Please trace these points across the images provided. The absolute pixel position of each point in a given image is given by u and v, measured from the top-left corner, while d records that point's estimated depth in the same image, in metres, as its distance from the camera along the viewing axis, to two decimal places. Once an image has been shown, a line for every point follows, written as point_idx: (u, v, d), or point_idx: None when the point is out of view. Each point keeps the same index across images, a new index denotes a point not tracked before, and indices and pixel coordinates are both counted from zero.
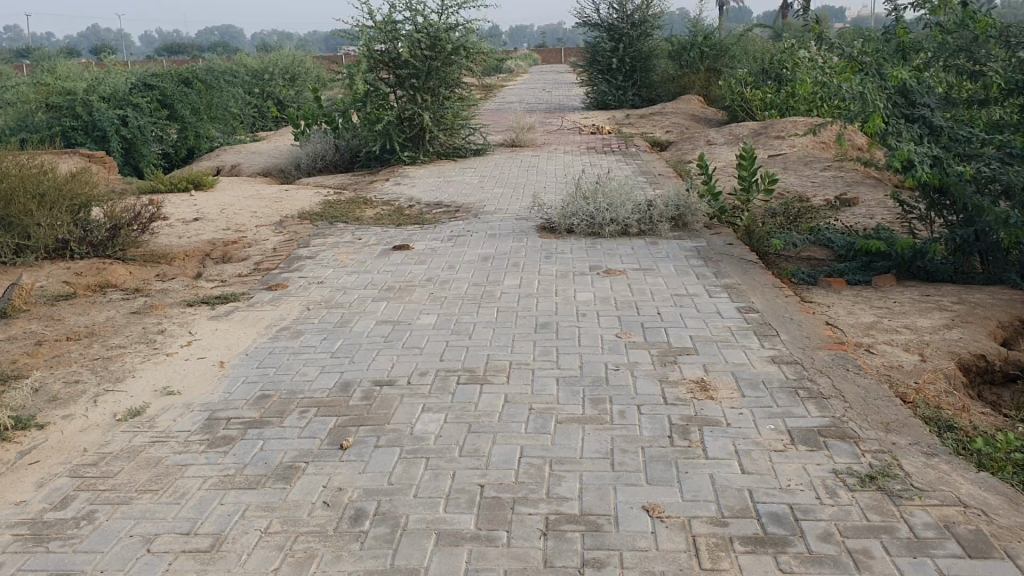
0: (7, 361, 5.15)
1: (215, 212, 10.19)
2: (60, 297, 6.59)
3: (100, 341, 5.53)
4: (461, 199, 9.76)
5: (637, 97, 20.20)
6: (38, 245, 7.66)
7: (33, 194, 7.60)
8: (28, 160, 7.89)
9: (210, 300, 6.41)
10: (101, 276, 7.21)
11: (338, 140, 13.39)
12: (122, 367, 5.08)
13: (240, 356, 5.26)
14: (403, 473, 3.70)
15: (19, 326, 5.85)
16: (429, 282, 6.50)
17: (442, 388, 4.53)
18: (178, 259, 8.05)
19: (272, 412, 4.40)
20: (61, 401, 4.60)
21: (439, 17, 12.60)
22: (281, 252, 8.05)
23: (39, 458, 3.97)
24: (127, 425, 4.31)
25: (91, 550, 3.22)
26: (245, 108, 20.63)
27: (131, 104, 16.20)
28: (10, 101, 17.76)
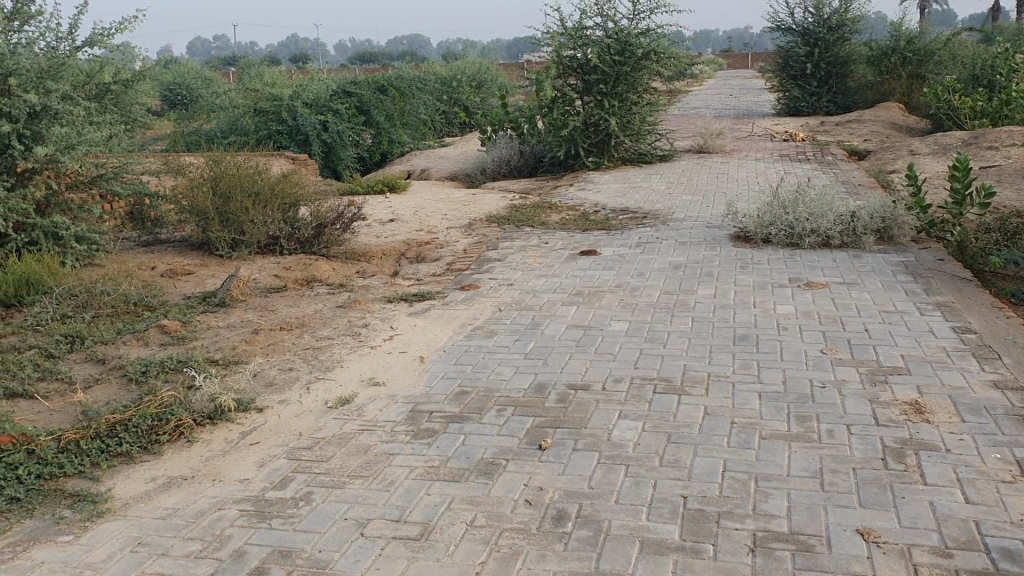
0: (228, 346, 5.53)
1: (408, 213, 10.58)
2: (272, 289, 7.01)
3: (311, 332, 5.85)
4: (649, 205, 9.68)
5: (831, 104, 19.38)
6: (251, 240, 8.25)
7: (247, 193, 8.16)
8: (245, 162, 8.47)
9: (409, 297, 6.65)
10: (308, 271, 7.63)
11: (523, 145, 13.63)
12: (331, 357, 5.35)
13: (439, 352, 5.42)
14: (603, 477, 3.70)
15: (237, 315, 6.26)
16: (620, 289, 6.49)
17: (638, 396, 4.50)
18: (376, 257, 8.40)
19: (471, 408, 4.50)
20: (277, 386, 4.89)
21: (630, 22, 12.57)
22: (471, 253, 8.25)
23: (260, 439, 4.23)
24: (338, 412, 4.54)
25: (310, 530, 3.39)
26: (434, 114, 21.36)
27: (331, 109, 17.18)
28: (222, 105, 19.14)
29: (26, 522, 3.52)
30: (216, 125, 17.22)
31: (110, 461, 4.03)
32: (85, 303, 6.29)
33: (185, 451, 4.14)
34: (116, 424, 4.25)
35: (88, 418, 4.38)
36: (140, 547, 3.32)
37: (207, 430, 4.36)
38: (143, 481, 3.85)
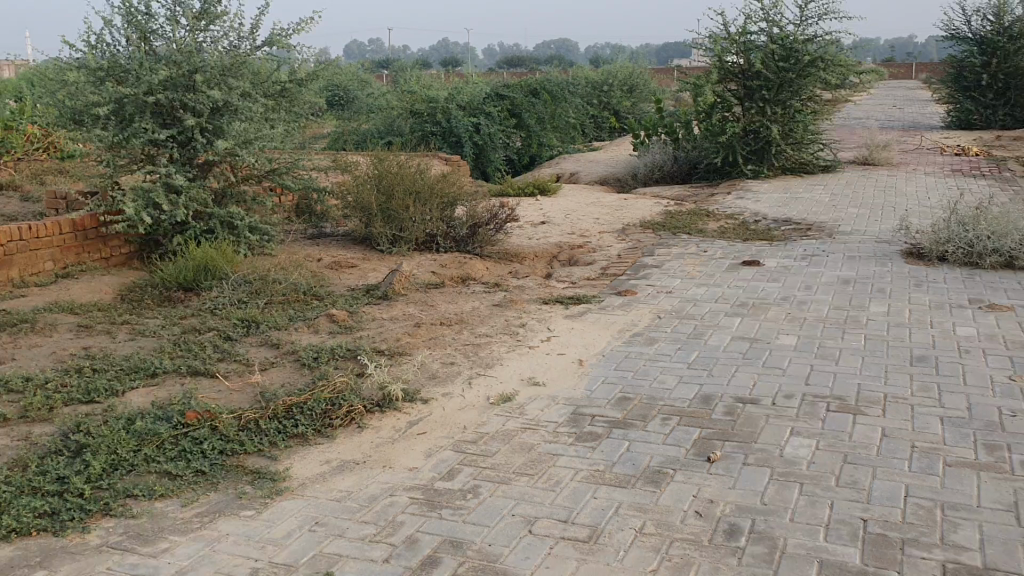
0: (392, 338, 5.66)
1: (561, 216, 10.61)
2: (432, 285, 7.15)
3: (470, 329, 5.94)
4: (811, 216, 9.36)
5: (1008, 117, 18.25)
6: (410, 237, 8.44)
7: (408, 191, 8.37)
8: (407, 161, 8.70)
9: (565, 300, 6.65)
10: (464, 269, 7.76)
11: (677, 151, 13.43)
12: (491, 355, 5.41)
13: (599, 356, 5.39)
14: (777, 494, 3.58)
15: (399, 308, 6.42)
16: (785, 302, 6.28)
17: (811, 413, 4.34)
18: (529, 258, 8.45)
19: (635, 415, 4.45)
20: (440, 379, 4.98)
21: (797, 27, 12.21)
22: (626, 259, 8.18)
23: (426, 430, 4.31)
24: (501, 409, 4.58)
25: (479, 523, 3.43)
26: (585, 119, 21.41)
27: (483, 112, 17.43)
28: (379, 106, 19.75)
29: (211, 493, 3.65)
30: (372, 126, 17.82)
31: (286, 441, 4.16)
32: (259, 291, 6.57)
33: (356, 436, 4.26)
34: (292, 406, 4.41)
35: (265, 399, 4.54)
36: (318, 527, 3.42)
37: (376, 418, 4.47)
38: (318, 463, 3.97)
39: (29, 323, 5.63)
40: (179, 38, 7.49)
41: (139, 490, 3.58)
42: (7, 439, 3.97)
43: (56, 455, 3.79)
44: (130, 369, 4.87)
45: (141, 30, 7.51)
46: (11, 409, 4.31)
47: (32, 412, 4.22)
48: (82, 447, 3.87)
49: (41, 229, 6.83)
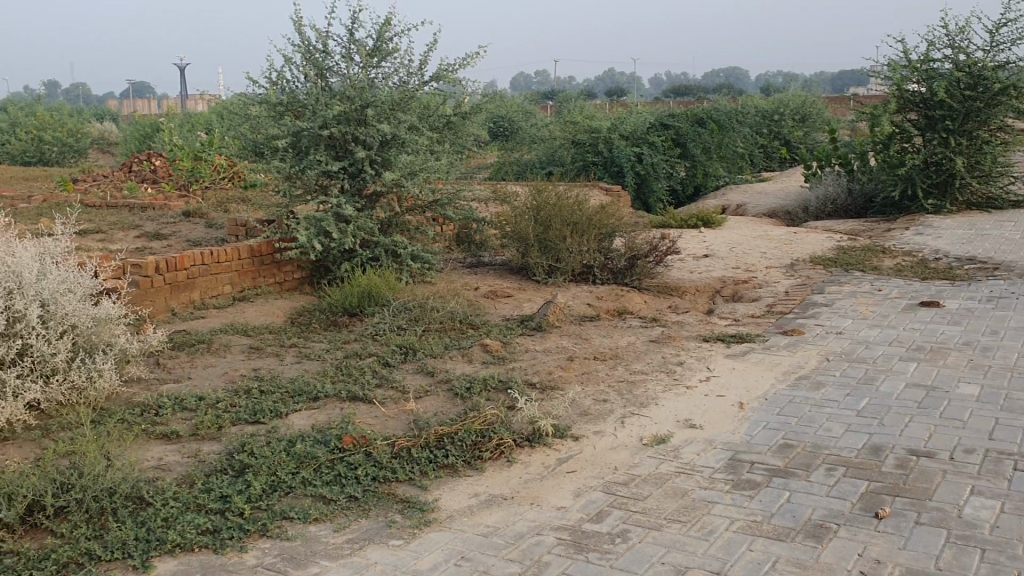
0: (545, 371, 5.63)
1: (725, 249, 10.34)
2: (588, 318, 7.09)
3: (625, 365, 5.82)
4: (1000, 255, 8.71)
5: None
6: (567, 268, 8.42)
7: (567, 222, 8.37)
8: (566, 192, 8.69)
9: (726, 338, 6.43)
10: (621, 303, 7.65)
11: (851, 184, 12.84)
12: (646, 393, 5.27)
13: (759, 399, 5.16)
14: (954, 560, 3.28)
15: (554, 341, 6.39)
16: (968, 348, 5.83)
17: (995, 471, 3.98)
18: (690, 292, 8.25)
19: (797, 464, 4.21)
20: (593, 417, 4.89)
21: (986, 54, 11.46)
22: (793, 296, 7.85)
23: (576, 468, 4.24)
24: (654, 451, 4.44)
25: (626, 569, 3.31)
26: (753, 149, 20.91)
27: (647, 142, 17.30)
28: (544, 136, 19.98)
29: (362, 520, 3.70)
30: (535, 155, 18.15)
31: (437, 471, 4.18)
32: (418, 318, 6.68)
33: (505, 471, 4.23)
34: (443, 437, 4.44)
35: (419, 427, 4.59)
36: (463, 562, 3.40)
37: (526, 452, 4.43)
38: (466, 496, 3.96)
39: (205, 343, 5.95)
40: (353, 74, 7.79)
41: (295, 513, 3.67)
42: (178, 455, 4.18)
43: (221, 473, 3.95)
44: (294, 392, 5.03)
45: (318, 67, 7.85)
46: (183, 426, 4.53)
47: (202, 430, 4.42)
48: (244, 466, 4.02)
49: (221, 254, 7.19)
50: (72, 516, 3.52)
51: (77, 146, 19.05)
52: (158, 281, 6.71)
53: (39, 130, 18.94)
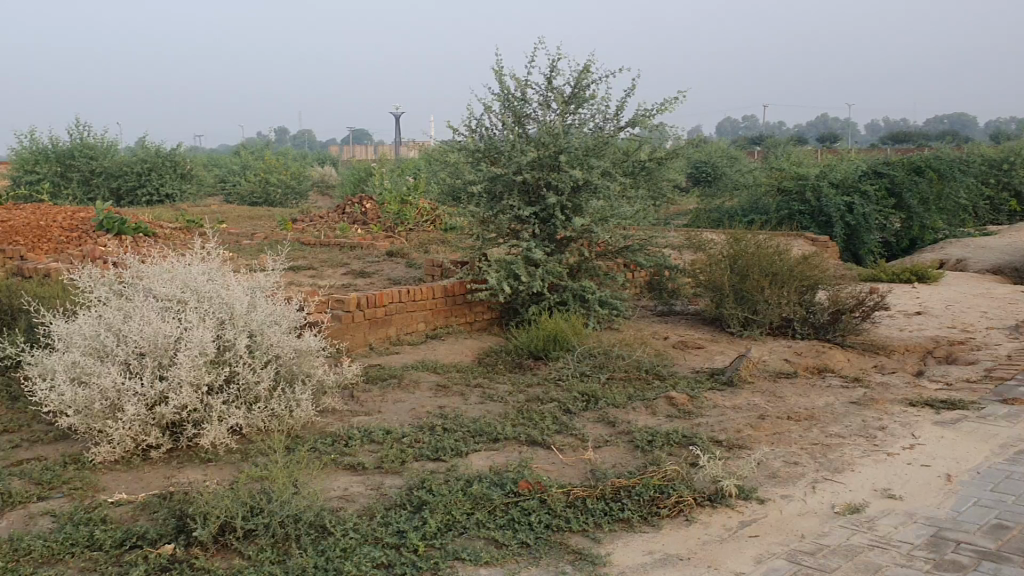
0: (733, 428, 5.40)
1: (940, 307, 9.62)
2: (783, 375, 6.77)
3: (820, 427, 5.49)
4: None
5: None
6: (764, 320, 8.08)
7: (765, 272, 8.10)
8: (766, 241, 8.41)
9: (936, 403, 5.94)
10: (821, 360, 7.27)
11: None
12: (842, 458, 4.94)
13: (972, 473, 4.71)
14: None
15: (745, 396, 6.14)
16: None
17: None
18: (898, 351, 7.71)
19: (1012, 548, 3.79)
20: (781, 480, 4.63)
21: None
22: (1017, 361, 7.17)
23: (759, 533, 4.01)
24: (846, 521, 4.14)
25: None
26: (978, 200, 19.46)
27: (858, 191, 16.48)
28: (747, 183, 19.50)
29: (533, 567, 3.65)
30: (738, 203, 17.77)
31: (612, 524, 4.07)
32: (603, 365, 6.60)
33: (683, 530, 4.06)
34: (620, 489, 4.34)
35: (596, 477, 4.51)
36: None
37: (707, 512, 4.25)
38: (641, 552, 3.83)
39: (396, 378, 6.15)
40: (549, 120, 7.89)
41: (467, 554, 3.68)
42: (362, 486, 4.31)
43: (400, 508, 4.04)
44: (475, 432, 5.08)
45: (517, 114, 8.04)
46: (369, 458, 4.68)
47: (386, 463, 4.55)
48: (422, 503, 4.08)
49: (417, 293, 7.42)
50: (259, 539, 3.71)
51: (299, 188, 20.43)
52: (359, 316, 7.01)
53: (268, 173, 20.53)
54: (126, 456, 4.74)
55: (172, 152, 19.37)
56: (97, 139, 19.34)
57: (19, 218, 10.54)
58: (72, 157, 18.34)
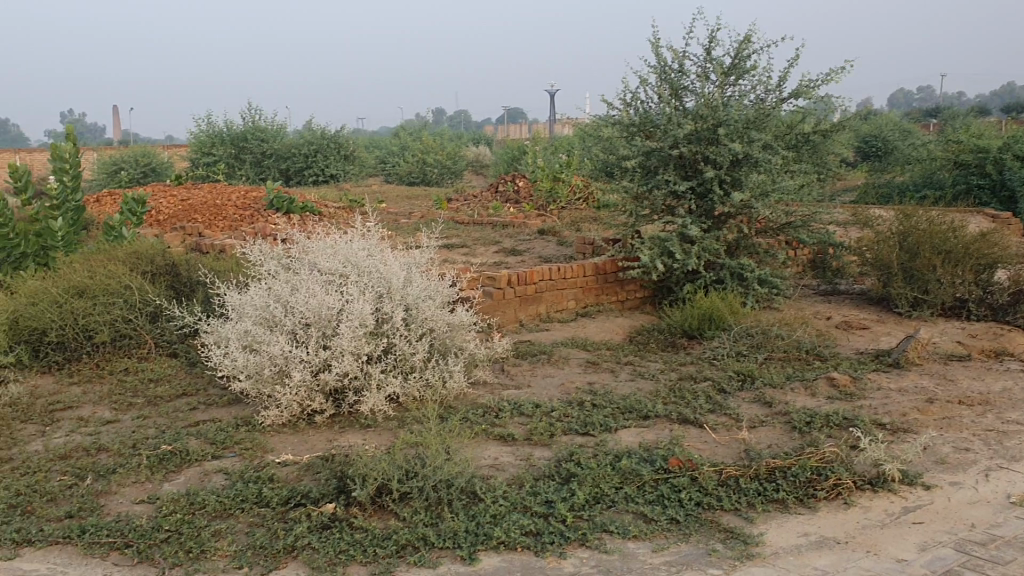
0: (898, 411, 5.14)
1: None
2: (954, 357, 6.39)
3: (996, 413, 5.15)
4: None
5: None
6: (936, 300, 7.62)
7: (938, 249, 7.66)
8: (939, 217, 7.96)
9: None
10: (998, 342, 6.81)
11: None
12: (1019, 446, 4.62)
13: None
14: None
15: (912, 379, 5.83)
16: None
17: None
18: None
19: None
20: (950, 466, 4.38)
21: None
22: None
23: (924, 520, 3.82)
24: (1023, 512, 3.88)
25: None
26: None
27: None
28: (920, 157, 18.40)
29: (682, 544, 3.61)
30: (909, 178, 16.82)
31: (765, 504, 3.97)
32: (760, 345, 6.40)
33: (841, 513, 3.91)
34: (775, 469, 4.23)
35: (749, 457, 4.40)
36: None
37: (867, 496, 4.07)
38: (795, 533, 3.72)
39: (546, 354, 6.19)
40: (708, 93, 7.64)
41: (615, 527, 3.68)
42: (512, 456, 4.38)
43: (549, 479, 4.07)
44: (625, 408, 5.05)
45: (674, 87, 7.78)
46: (519, 430, 4.74)
47: (536, 436, 4.59)
48: (570, 475, 4.11)
49: (568, 271, 7.38)
50: (414, 502, 3.83)
51: (454, 168, 20.82)
52: (509, 294, 7.01)
53: (426, 153, 21.02)
54: (292, 420, 5.00)
55: (336, 134, 20.12)
56: (268, 122, 20.33)
57: (197, 197, 11.23)
58: (245, 140, 19.36)
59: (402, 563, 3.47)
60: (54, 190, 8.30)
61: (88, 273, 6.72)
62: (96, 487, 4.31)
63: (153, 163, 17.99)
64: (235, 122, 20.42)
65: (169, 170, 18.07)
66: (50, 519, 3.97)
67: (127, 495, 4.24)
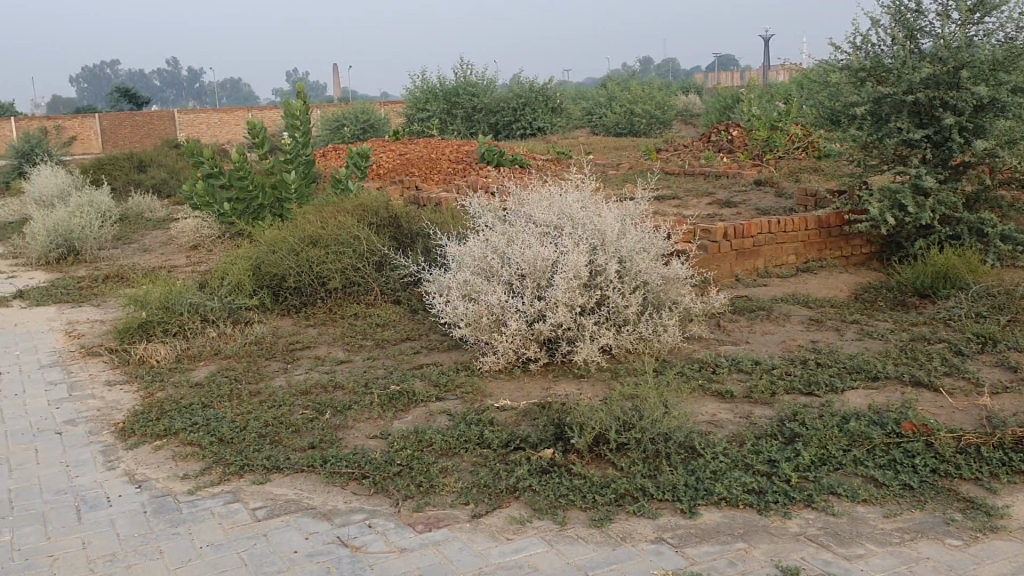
0: None
1: None
2: None
3: None
4: None
5: None
6: None
7: None
8: None
9: None
10: None
11: None
12: None
13: None
14: None
15: None
16: None
17: None
18: None
19: None
20: None
21: None
22: None
23: None
24: None
25: None
26: None
27: None
28: None
29: (916, 511, 3.42)
30: None
31: (1011, 476, 3.68)
32: (1003, 305, 5.90)
33: None
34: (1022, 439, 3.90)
35: (992, 425, 4.08)
36: None
37: None
38: None
39: (765, 310, 5.99)
40: (948, 33, 7.03)
41: (843, 490, 3.54)
42: (731, 414, 4.29)
43: (771, 439, 3.97)
44: (852, 368, 4.82)
45: (909, 28, 7.22)
46: (739, 387, 4.64)
47: (756, 394, 4.48)
48: (794, 435, 3.98)
49: (788, 224, 7.10)
50: (631, 453, 3.85)
51: (664, 118, 20.41)
52: (725, 247, 6.82)
53: (633, 104, 20.77)
54: (508, 366, 5.11)
55: (544, 86, 20.20)
56: (479, 77, 20.74)
57: (415, 151, 11.67)
58: (457, 95, 19.89)
59: (622, 512, 3.51)
60: (286, 144, 8.82)
61: (321, 223, 7.17)
62: (334, 421, 4.62)
63: (371, 120, 18.79)
64: (448, 78, 20.98)
65: (387, 126, 18.81)
66: (295, 448, 4.31)
67: (361, 431, 4.52)
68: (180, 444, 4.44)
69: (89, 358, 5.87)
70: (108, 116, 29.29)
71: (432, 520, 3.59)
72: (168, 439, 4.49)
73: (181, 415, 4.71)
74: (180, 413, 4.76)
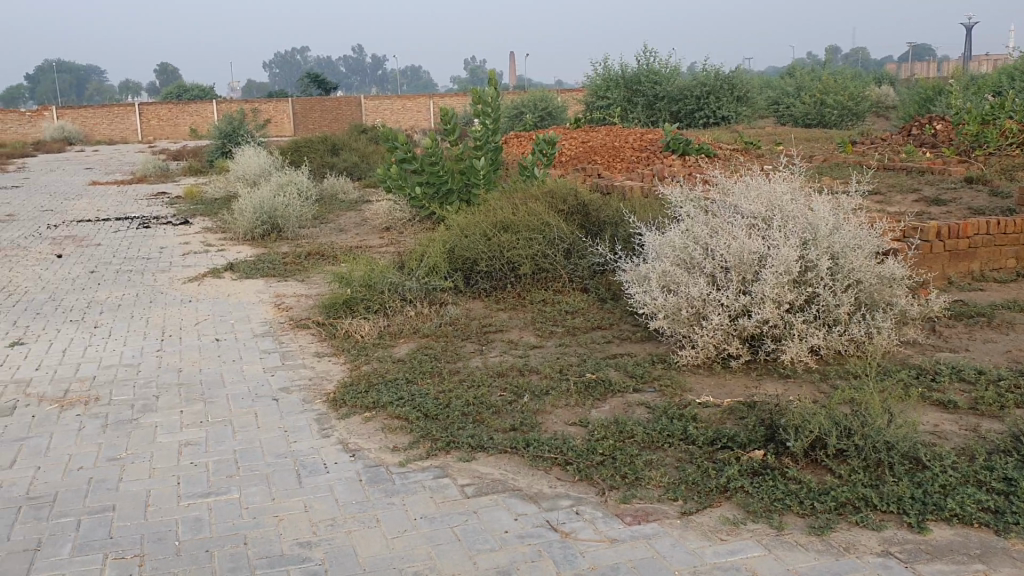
0: None
1: None
2: None
3: None
4: None
5: None
6: None
7: None
8: None
9: None
10: None
11: None
12: None
13: None
14: None
15: None
16: None
17: None
18: None
19: None
20: None
21: None
22: None
23: None
24: None
25: None
26: None
27: None
28: None
29: None
30: None
31: None
32: None
33: None
34: None
35: None
36: None
37: None
38: None
39: (984, 317, 5.60)
40: None
41: None
42: (956, 426, 4.04)
43: (1005, 455, 3.69)
44: None
45: None
46: (962, 398, 4.36)
47: (983, 406, 4.19)
48: None
49: (1009, 225, 6.62)
50: (851, 460, 3.69)
51: (856, 110, 19.50)
52: (939, 247, 6.41)
53: (824, 94, 19.98)
54: (707, 361, 5.00)
55: (730, 74, 19.71)
56: (663, 64, 20.48)
57: (598, 139, 11.65)
58: (639, 83, 19.80)
59: (843, 521, 3.36)
60: (477, 131, 8.99)
61: (514, 209, 7.27)
62: (533, 405, 4.66)
63: (550, 107, 18.88)
64: (631, 66, 20.84)
65: (566, 113, 18.89)
66: (498, 429, 4.37)
67: (560, 417, 4.54)
68: (387, 417, 4.59)
69: (297, 330, 6.17)
70: (300, 100, 30.92)
71: (640, 513, 3.55)
72: (376, 412, 4.65)
73: (388, 390, 4.87)
74: (386, 387, 4.93)
